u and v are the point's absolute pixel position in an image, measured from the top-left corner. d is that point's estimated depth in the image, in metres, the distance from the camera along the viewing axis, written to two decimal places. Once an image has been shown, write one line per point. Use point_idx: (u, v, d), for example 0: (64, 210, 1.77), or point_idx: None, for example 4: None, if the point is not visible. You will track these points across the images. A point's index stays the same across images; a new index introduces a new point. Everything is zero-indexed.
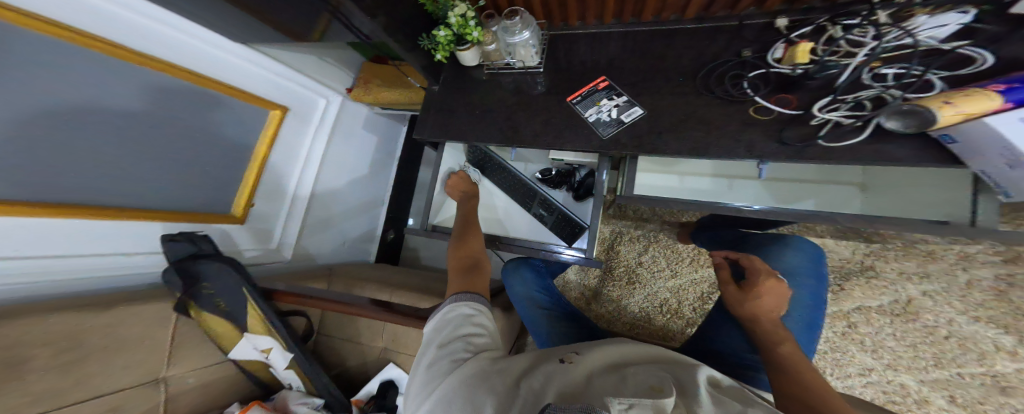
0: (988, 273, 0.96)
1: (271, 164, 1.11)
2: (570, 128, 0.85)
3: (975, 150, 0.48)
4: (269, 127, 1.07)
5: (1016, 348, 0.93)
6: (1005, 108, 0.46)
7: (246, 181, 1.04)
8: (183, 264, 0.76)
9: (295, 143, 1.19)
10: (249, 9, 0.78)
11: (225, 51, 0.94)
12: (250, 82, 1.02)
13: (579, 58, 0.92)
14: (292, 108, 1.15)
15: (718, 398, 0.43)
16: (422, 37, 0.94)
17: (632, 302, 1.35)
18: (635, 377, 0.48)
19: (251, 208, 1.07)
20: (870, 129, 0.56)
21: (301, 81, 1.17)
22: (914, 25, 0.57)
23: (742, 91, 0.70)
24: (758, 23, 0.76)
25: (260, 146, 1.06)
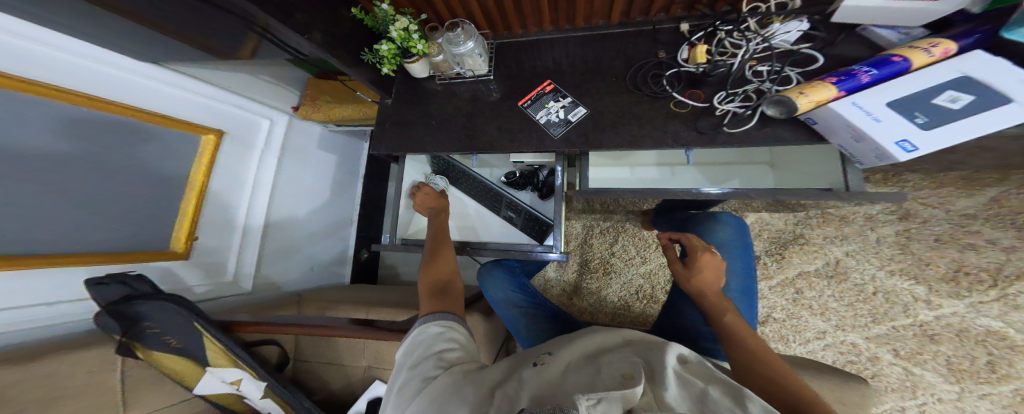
0: (894, 230, 0.96)
1: (211, 195, 0.90)
2: (523, 131, 0.78)
3: (830, 130, 0.52)
4: (204, 156, 0.87)
5: (929, 297, 0.92)
6: (841, 96, 0.50)
7: (184, 219, 0.84)
8: (116, 306, 0.62)
9: (236, 168, 0.97)
10: (150, 24, 0.62)
11: (148, 77, 0.77)
12: (189, 110, 0.85)
13: (520, 63, 0.84)
14: (228, 131, 0.94)
15: (684, 377, 0.42)
16: (364, 51, 0.74)
17: (610, 292, 1.38)
18: (606, 362, 0.46)
19: (195, 242, 0.87)
20: (756, 117, 0.58)
21: (232, 100, 0.96)
22: (772, 31, 0.61)
23: (662, 87, 0.69)
24: (668, 28, 0.75)
25: (198, 176, 0.87)
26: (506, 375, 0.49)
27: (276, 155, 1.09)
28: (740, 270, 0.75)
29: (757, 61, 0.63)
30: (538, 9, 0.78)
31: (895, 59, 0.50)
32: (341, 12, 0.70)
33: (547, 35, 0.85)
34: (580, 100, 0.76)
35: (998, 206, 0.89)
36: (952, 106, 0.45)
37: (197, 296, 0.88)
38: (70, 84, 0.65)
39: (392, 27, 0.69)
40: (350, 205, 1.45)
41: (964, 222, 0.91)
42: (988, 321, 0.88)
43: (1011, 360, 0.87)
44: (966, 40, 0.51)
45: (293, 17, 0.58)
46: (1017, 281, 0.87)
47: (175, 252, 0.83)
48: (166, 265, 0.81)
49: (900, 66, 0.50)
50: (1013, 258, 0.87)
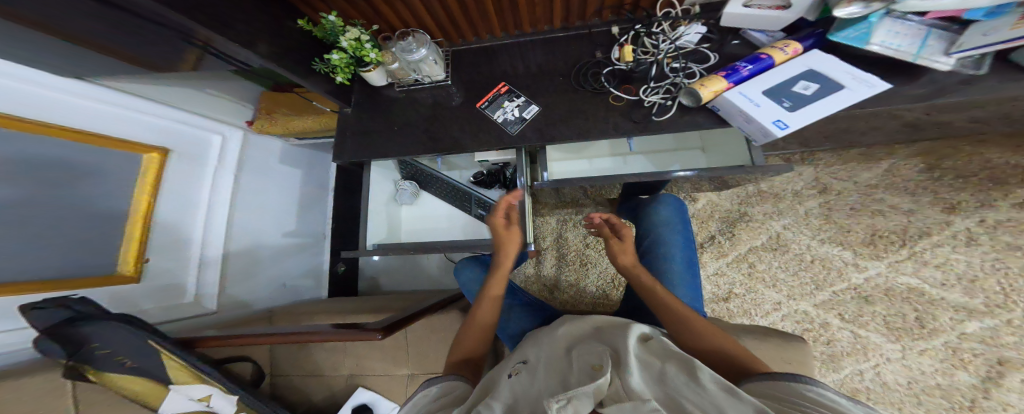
0: (817, 202, 1.07)
1: (157, 224, 0.80)
2: (482, 132, 0.82)
3: (728, 116, 0.61)
4: (147, 178, 0.77)
5: (857, 260, 1.03)
6: (730, 87, 0.59)
7: (131, 245, 0.74)
8: (61, 330, 0.54)
9: (185, 190, 0.87)
10: (106, 50, 0.59)
11: (73, 93, 0.66)
12: (128, 127, 0.74)
13: (475, 69, 0.88)
14: (174, 149, 0.84)
15: (644, 360, 0.45)
16: (315, 60, 0.76)
17: (589, 282, 1.43)
18: (576, 358, 0.48)
19: (145, 264, 0.78)
20: (675, 107, 0.66)
21: (175, 115, 0.85)
22: (681, 33, 0.71)
23: (601, 84, 0.75)
24: (602, 31, 0.82)
25: (143, 193, 0.76)
26: (485, 388, 0.49)
27: (233, 171, 0.99)
28: (679, 243, 0.86)
29: (675, 58, 0.71)
30: (488, 20, 0.82)
31: (761, 57, 0.60)
32: (288, 23, 0.72)
33: (499, 41, 0.89)
34: (533, 99, 0.81)
35: (893, 176, 1.02)
36: (806, 92, 0.55)
37: (155, 318, 0.80)
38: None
39: (342, 37, 0.71)
40: (322, 220, 1.42)
41: (869, 191, 1.03)
42: (906, 278, 0.98)
43: (934, 314, 0.96)
44: (806, 43, 0.63)
45: (236, 27, 0.58)
46: (921, 240, 0.98)
47: (124, 275, 0.73)
48: (114, 290, 0.72)
49: (767, 62, 0.59)
50: (913, 220, 0.99)
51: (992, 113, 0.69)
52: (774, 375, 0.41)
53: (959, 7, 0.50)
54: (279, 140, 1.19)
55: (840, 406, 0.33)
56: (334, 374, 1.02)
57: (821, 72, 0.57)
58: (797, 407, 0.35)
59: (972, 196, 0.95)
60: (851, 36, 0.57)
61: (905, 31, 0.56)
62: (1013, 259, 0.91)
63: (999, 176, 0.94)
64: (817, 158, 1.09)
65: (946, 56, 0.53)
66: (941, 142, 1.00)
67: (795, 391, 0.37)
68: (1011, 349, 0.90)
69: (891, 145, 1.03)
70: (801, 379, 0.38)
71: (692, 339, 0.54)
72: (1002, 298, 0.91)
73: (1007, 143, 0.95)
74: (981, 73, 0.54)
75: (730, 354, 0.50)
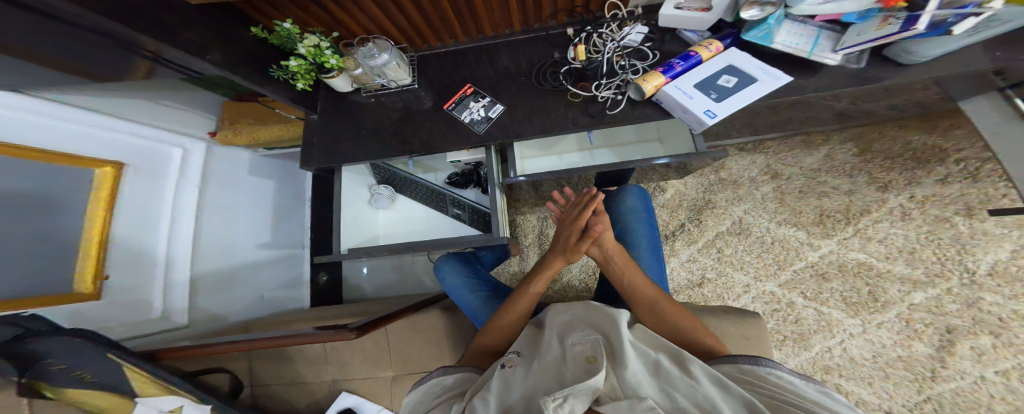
0: (770, 187, 1.15)
1: (114, 242, 0.78)
2: (450, 132, 0.84)
3: (674, 107, 0.66)
4: (101, 194, 0.74)
5: (811, 240, 1.10)
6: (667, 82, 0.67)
7: (87, 263, 0.72)
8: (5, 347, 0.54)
9: (143, 204, 0.84)
10: (47, 63, 0.59)
11: (20, 109, 0.63)
12: (78, 143, 0.72)
13: (440, 73, 0.91)
14: (129, 162, 0.81)
15: (638, 348, 0.49)
16: (272, 67, 0.77)
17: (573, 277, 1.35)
18: (567, 347, 0.51)
19: (105, 282, 0.76)
20: (625, 101, 0.71)
21: (127, 127, 0.83)
22: (627, 32, 0.76)
23: (560, 82, 0.79)
24: (558, 32, 0.86)
25: (99, 208, 0.73)
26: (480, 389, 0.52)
27: (196, 182, 0.98)
28: (644, 231, 0.90)
29: (622, 56, 0.76)
30: (449, 25, 0.84)
31: (691, 54, 0.68)
32: (243, 31, 0.72)
33: (462, 45, 0.92)
34: (497, 98, 0.84)
35: (832, 160, 1.10)
36: (728, 85, 0.64)
37: (120, 336, 0.80)
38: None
39: (300, 44, 0.73)
40: (299, 229, 1.41)
41: (813, 175, 1.11)
42: (855, 254, 1.06)
43: (883, 287, 1.03)
44: (725, 41, 0.70)
45: (185, 36, 0.59)
46: (863, 217, 1.06)
47: (82, 293, 0.71)
48: (73, 308, 0.70)
49: (694, 59, 0.68)
50: (854, 199, 1.07)
51: (905, 96, 0.76)
52: (737, 359, 0.50)
53: (836, 11, 0.56)
54: (246, 152, 1.19)
55: (794, 386, 0.43)
56: (316, 381, 1.02)
57: (738, 67, 0.66)
58: (764, 390, 0.44)
59: (899, 175, 1.03)
60: (756, 36, 0.65)
61: (802, 31, 0.64)
62: (942, 231, 0.99)
63: (921, 155, 1.02)
64: (766, 146, 1.17)
65: (833, 53, 0.61)
66: (870, 127, 1.09)
67: (758, 375, 0.46)
68: (955, 316, 0.96)
69: (827, 132, 1.12)
70: (760, 362, 0.48)
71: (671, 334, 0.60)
72: (939, 267, 0.99)
73: (924, 125, 1.04)
74: (861, 67, 0.62)
75: (703, 344, 0.57)
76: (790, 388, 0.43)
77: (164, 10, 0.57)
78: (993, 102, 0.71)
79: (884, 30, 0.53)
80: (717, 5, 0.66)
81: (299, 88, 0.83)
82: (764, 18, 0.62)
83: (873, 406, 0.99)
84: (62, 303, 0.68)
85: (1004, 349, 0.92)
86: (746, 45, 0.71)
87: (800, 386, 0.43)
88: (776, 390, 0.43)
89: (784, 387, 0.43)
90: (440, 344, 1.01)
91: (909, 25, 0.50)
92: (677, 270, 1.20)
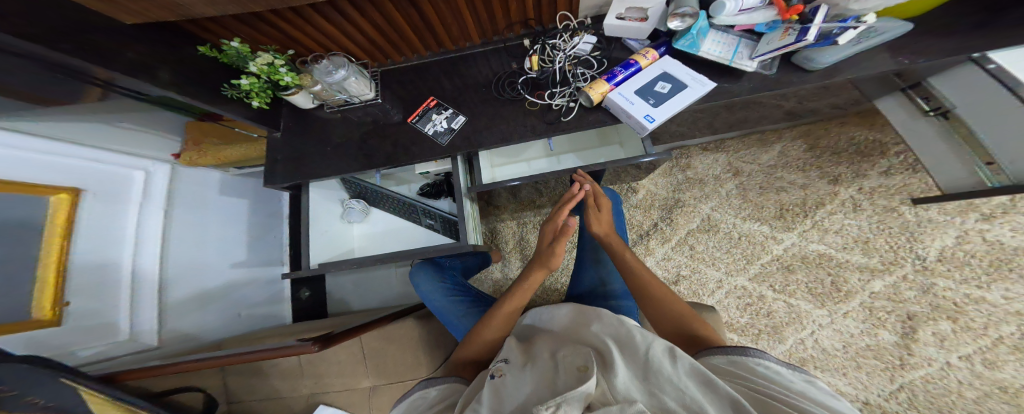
0: (733, 184, 1.19)
1: (73, 266, 0.76)
2: (415, 145, 0.86)
3: (623, 113, 0.68)
4: (59, 220, 0.73)
5: (775, 233, 1.14)
6: (610, 89, 0.71)
7: (46, 290, 0.70)
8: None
9: (103, 229, 0.83)
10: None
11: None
12: (33, 170, 0.70)
13: (404, 86, 0.93)
14: (87, 188, 0.80)
15: (629, 350, 0.49)
16: (224, 86, 0.78)
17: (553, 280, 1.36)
18: (561, 357, 0.51)
19: (67, 307, 0.75)
20: (576, 107, 0.75)
21: (86, 154, 0.81)
22: (576, 42, 0.80)
23: (517, 92, 0.82)
24: (514, 45, 0.89)
25: (55, 234, 0.72)
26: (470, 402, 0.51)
27: (161, 205, 0.97)
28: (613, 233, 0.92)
29: (574, 65, 0.80)
30: (409, 41, 0.86)
31: (631, 63, 0.72)
32: (196, 54, 0.74)
33: (425, 59, 0.94)
34: (459, 109, 0.86)
35: (786, 156, 1.15)
36: (663, 91, 0.68)
37: (80, 360, 0.79)
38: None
39: (252, 63, 0.74)
40: (276, 246, 1.40)
41: (771, 171, 1.15)
42: (815, 246, 1.10)
43: (844, 276, 1.07)
44: (660, 50, 0.74)
45: (124, 57, 0.60)
46: (819, 209, 1.10)
47: (40, 320, 0.70)
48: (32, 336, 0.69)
49: (634, 66, 0.72)
50: (810, 192, 1.11)
51: (840, 94, 0.81)
52: (726, 352, 0.48)
53: (749, 23, 0.65)
54: (216, 171, 1.19)
55: (785, 378, 0.41)
56: (293, 396, 1.01)
57: (671, 74, 0.70)
58: (753, 386, 0.41)
59: (848, 168, 1.08)
60: (683, 44, 0.69)
61: (724, 40, 0.69)
62: (892, 220, 1.04)
63: (864, 149, 1.07)
64: (728, 146, 1.22)
65: (750, 60, 0.66)
66: (817, 124, 1.14)
67: (749, 368, 0.44)
68: (913, 303, 1.00)
69: (780, 130, 1.17)
70: (750, 354, 0.46)
71: (664, 318, 0.61)
72: (893, 255, 1.03)
73: (864, 121, 1.09)
74: (772, 73, 0.67)
75: (696, 330, 0.57)
76: (781, 381, 0.40)
77: (103, 33, 0.58)
78: (903, 99, 0.76)
79: (784, 41, 0.61)
80: (653, 15, 0.72)
81: (255, 106, 0.84)
82: (687, 28, 0.68)
83: (848, 396, 1.01)
84: (23, 330, 0.68)
85: (964, 333, 0.96)
86: (680, 54, 0.75)
87: (791, 378, 0.40)
88: (766, 386, 0.40)
89: (776, 381, 0.41)
90: (416, 352, 1.02)
91: (802, 36, 0.58)
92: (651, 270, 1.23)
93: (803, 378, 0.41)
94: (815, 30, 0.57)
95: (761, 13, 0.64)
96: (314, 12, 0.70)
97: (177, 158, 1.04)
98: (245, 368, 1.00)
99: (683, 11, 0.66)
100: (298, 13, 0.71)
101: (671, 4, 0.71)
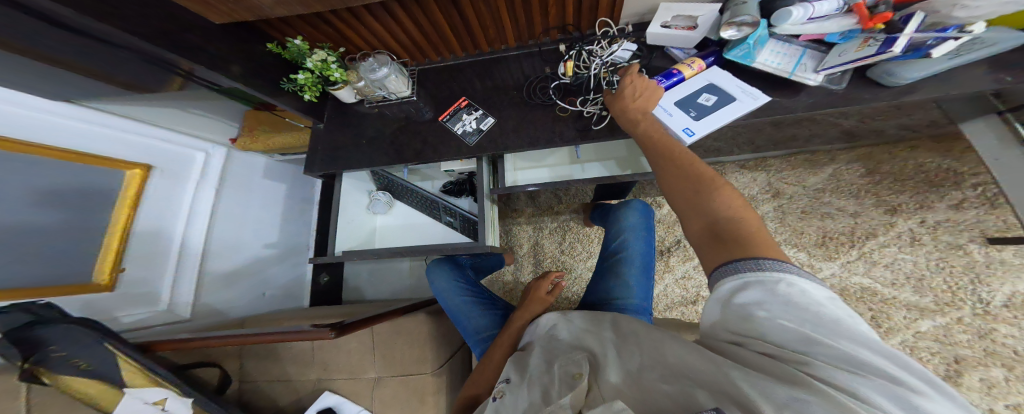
0: (770, 207, 1.12)
1: (136, 232, 0.84)
2: (443, 142, 0.86)
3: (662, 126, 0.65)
4: (130, 192, 0.82)
5: (810, 261, 1.05)
6: None
7: (108, 257, 0.78)
8: (16, 331, 0.58)
9: (165, 204, 0.91)
10: (83, 72, 0.65)
11: (57, 114, 0.72)
12: (113, 146, 0.80)
13: (437, 85, 0.94)
14: (157, 165, 0.89)
15: (624, 348, 0.49)
16: (284, 81, 0.82)
17: (568, 289, 1.33)
18: (557, 364, 0.53)
19: (122, 273, 0.81)
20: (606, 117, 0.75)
21: (159, 135, 0.91)
22: (618, 47, 0.78)
23: (549, 97, 0.82)
24: (551, 49, 0.88)
25: (123, 207, 0.81)
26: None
27: (213, 185, 1.04)
28: (642, 249, 0.86)
29: (609, 72, 0.79)
30: (447, 42, 0.88)
31: (674, 72, 0.69)
32: (259, 47, 0.79)
33: (460, 60, 0.95)
34: (489, 111, 0.86)
35: (837, 180, 1.07)
36: (708, 103, 0.65)
37: (124, 326, 0.82)
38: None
39: (309, 59, 0.78)
40: (305, 231, 1.43)
41: (817, 195, 1.08)
42: (858, 278, 1.01)
43: (888, 313, 0.97)
44: (709, 60, 0.71)
45: (207, 52, 0.65)
46: (869, 241, 1.02)
47: (98, 284, 0.76)
48: (89, 300, 0.75)
49: (677, 76, 0.69)
50: (859, 222, 1.03)
51: (920, 121, 0.74)
52: (737, 270, 0.36)
53: (819, 32, 0.61)
54: (263, 157, 1.23)
55: (816, 305, 0.30)
56: (302, 378, 1.02)
57: (718, 86, 0.67)
58: (779, 331, 0.31)
59: (910, 198, 0.99)
60: (738, 55, 0.66)
61: (787, 51, 0.66)
62: (955, 258, 0.94)
63: (932, 178, 0.98)
64: (768, 165, 1.15)
65: (814, 73, 0.63)
66: (878, 148, 1.05)
67: (766, 291, 0.33)
68: (964, 347, 0.90)
69: (833, 152, 1.09)
70: (767, 267, 0.35)
71: (695, 211, 0.44)
72: (950, 296, 0.94)
73: (937, 147, 0.99)
74: (841, 88, 0.62)
75: (736, 226, 0.40)
76: (808, 315, 0.30)
77: (186, 28, 0.64)
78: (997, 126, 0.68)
79: (863, 53, 0.56)
80: (702, 23, 0.70)
81: (306, 99, 0.87)
82: (743, 38, 0.64)
83: None
84: (79, 293, 0.73)
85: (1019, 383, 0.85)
86: (731, 65, 0.71)
87: (820, 303, 0.31)
88: (790, 327, 0.31)
89: (802, 311, 0.31)
90: (424, 348, 1.03)
91: (886, 47, 0.54)
92: (667, 287, 1.19)
93: (828, 295, 0.31)
94: (904, 41, 0.53)
95: (834, 22, 0.60)
96: (363, 10, 0.72)
97: (234, 142, 1.12)
98: (265, 349, 1.02)
99: (740, 20, 0.63)
100: (353, 13, 0.74)
101: (725, 13, 0.68)
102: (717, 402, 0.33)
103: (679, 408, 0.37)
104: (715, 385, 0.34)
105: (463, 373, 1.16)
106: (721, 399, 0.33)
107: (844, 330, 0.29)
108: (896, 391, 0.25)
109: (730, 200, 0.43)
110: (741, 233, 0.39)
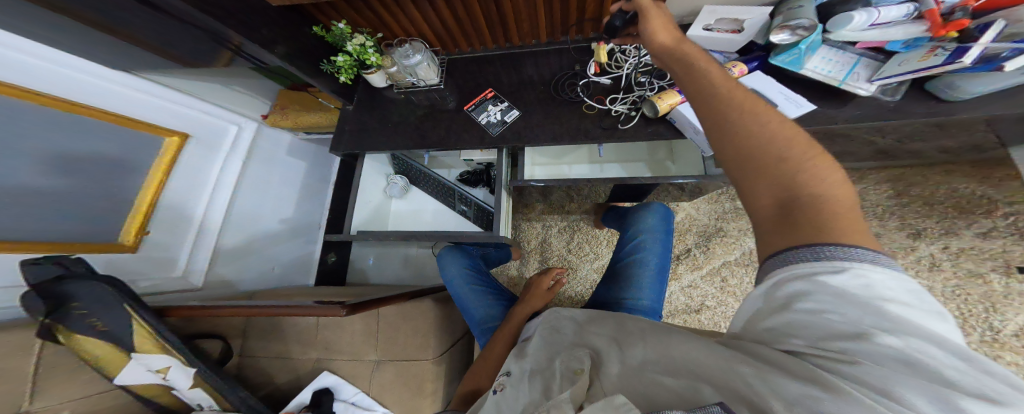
0: None
1: (169, 193, 0.87)
2: (465, 131, 0.85)
3: (696, 128, 0.66)
4: (165, 157, 0.86)
5: None
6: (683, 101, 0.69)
7: (135, 219, 0.81)
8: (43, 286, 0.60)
9: (198, 173, 0.94)
10: (123, 36, 0.66)
11: (112, 80, 0.77)
12: (154, 113, 0.85)
13: (466, 75, 0.93)
14: (193, 134, 0.93)
15: (629, 342, 0.46)
16: (323, 61, 0.84)
17: (571, 289, 1.32)
18: (558, 360, 0.52)
19: (146, 235, 0.83)
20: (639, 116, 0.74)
21: (200, 106, 0.96)
22: None
23: (576, 94, 0.82)
24: (583, 47, 0.88)
25: (157, 170, 0.84)
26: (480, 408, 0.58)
27: (242, 157, 1.06)
28: (658, 252, 0.86)
29: (641, 73, 0.80)
30: (480, 32, 0.88)
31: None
32: (305, 29, 0.81)
33: (490, 52, 0.95)
34: (516, 103, 0.86)
35: (863, 200, 1.06)
36: None
37: (143, 289, 0.83)
38: (12, 79, 0.63)
39: (348, 43, 0.81)
40: (319, 211, 1.43)
41: None
42: None
43: None
44: (752, 64, 0.71)
45: (260, 33, 0.68)
46: None
47: (122, 245, 0.79)
48: (114, 259, 0.77)
49: None
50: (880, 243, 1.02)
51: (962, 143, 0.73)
52: (794, 261, 0.29)
53: (880, 39, 0.61)
54: (288, 134, 1.24)
55: (876, 300, 0.25)
56: (302, 358, 1.02)
57: (760, 91, 0.67)
58: (818, 324, 0.26)
59: (936, 223, 0.98)
60: (784, 60, 0.67)
61: (838, 59, 0.66)
62: (973, 286, 0.93)
63: (965, 204, 0.97)
64: None
65: (868, 83, 0.63)
66: (912, 169, 1.04)
67: (815, 283, 0.27)
68: None
69: (863, 171, 1.08)
70: (837, 256, 0.27)
71: (762, 168, 0.32)
72: (960, 321, 0.92)
73: (974, 173, 0.99)
74: (894, 100, 0.62)
75: (816, 199, 0.30)
76: (865, 311, 0.25)
77: (246, 9, 0.67)
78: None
79: (927, 62, 0.56)
80: (749, 27, 0.69)
81: (342, 81, 0.88)
82: (794, 43, 0.64)
83: None
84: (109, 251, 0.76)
85: None
86: (775, 70, 0.72)
87: (886, 299, 0.25)
88: (832, 323, 0.26)
89: (858, 306, 0.25)
90: (427, 335, 1.03)
91: (954, 58, 0.53)
92: (674, 293, 1.18)
93: (902, 288, 0.25)
94: (975, 52, 0.52)
95: (899, 29, 0.59)
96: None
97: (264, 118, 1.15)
98: (270, 325, 1.03)
99: (796, 24, 0.61)
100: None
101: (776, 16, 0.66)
102: (721, 396, 0.31)
103: (682, 403, 0.34)
104: (722, 378, 0.32)
105: (462, 365, 1.16)
106: (725, 393, 0.31)
107: (903, 326, 0.24)
108: (946, 395, 0.21)
109: (814, 163, 0.31)
110: (820, 208, 0.29)
